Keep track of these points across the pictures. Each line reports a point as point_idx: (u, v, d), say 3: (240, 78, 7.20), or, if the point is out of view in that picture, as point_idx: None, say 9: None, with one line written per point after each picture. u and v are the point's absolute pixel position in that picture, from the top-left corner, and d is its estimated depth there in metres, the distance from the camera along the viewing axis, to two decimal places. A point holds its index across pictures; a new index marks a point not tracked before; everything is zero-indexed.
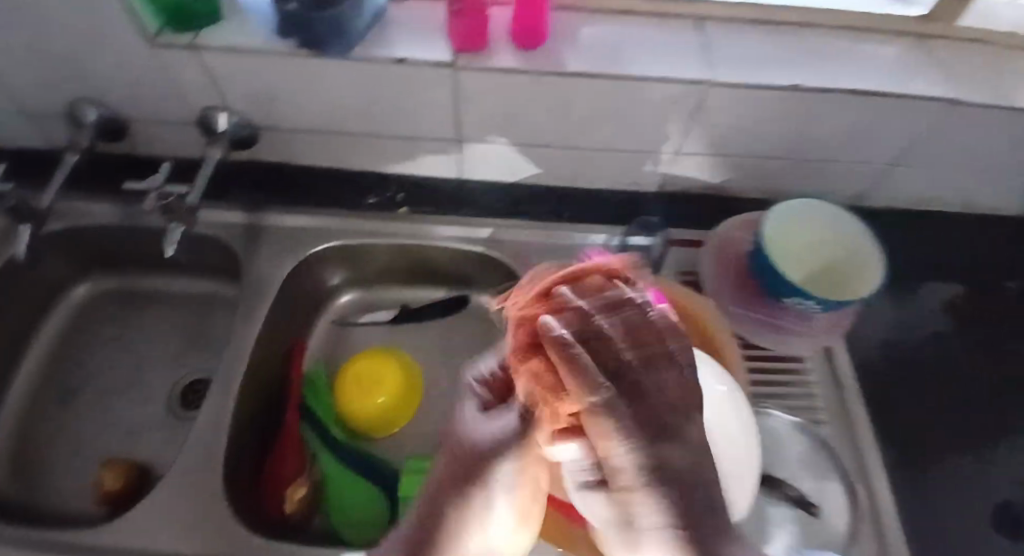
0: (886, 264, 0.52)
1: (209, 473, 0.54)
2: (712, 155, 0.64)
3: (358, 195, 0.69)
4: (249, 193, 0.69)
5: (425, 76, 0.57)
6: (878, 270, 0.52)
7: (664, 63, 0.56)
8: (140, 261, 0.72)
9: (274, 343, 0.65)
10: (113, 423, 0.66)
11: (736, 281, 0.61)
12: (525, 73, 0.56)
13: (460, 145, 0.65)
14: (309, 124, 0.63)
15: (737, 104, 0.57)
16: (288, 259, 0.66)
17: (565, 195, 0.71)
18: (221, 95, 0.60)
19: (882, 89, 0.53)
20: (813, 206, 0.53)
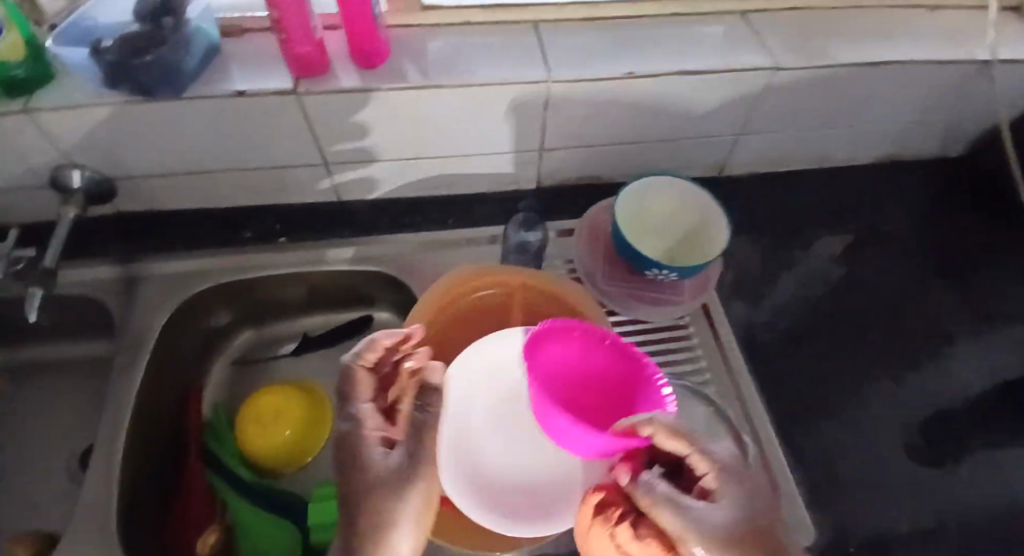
0: (730, 227, 0.56)
1: (102, 533, 0.51)
2: (572, 147, 0.68)
3: (235, 232, 0.68)
4: (121, 245, 0.67)
5: (270, 107, 0.56)
6: (724, 234, 0.55)
7: (504, 67, 0.59)
8: (21, 331, 0.70)
9: (169, 391, 0.64)
10: (11, 500, 0.64)
11: (609, 262, 0.65)
12: (369, 92, 0.56)
13: (330, 169, 0.66)
14: (169, 168, 0.62)
15: (579, 97, 0.61)
16: (166, 306, 0.64)
17: (448, 202, 0.72)
18: (66, 154, 0.58)
19: (704, 67, 0.60)
20: (659, 182, 0.57)
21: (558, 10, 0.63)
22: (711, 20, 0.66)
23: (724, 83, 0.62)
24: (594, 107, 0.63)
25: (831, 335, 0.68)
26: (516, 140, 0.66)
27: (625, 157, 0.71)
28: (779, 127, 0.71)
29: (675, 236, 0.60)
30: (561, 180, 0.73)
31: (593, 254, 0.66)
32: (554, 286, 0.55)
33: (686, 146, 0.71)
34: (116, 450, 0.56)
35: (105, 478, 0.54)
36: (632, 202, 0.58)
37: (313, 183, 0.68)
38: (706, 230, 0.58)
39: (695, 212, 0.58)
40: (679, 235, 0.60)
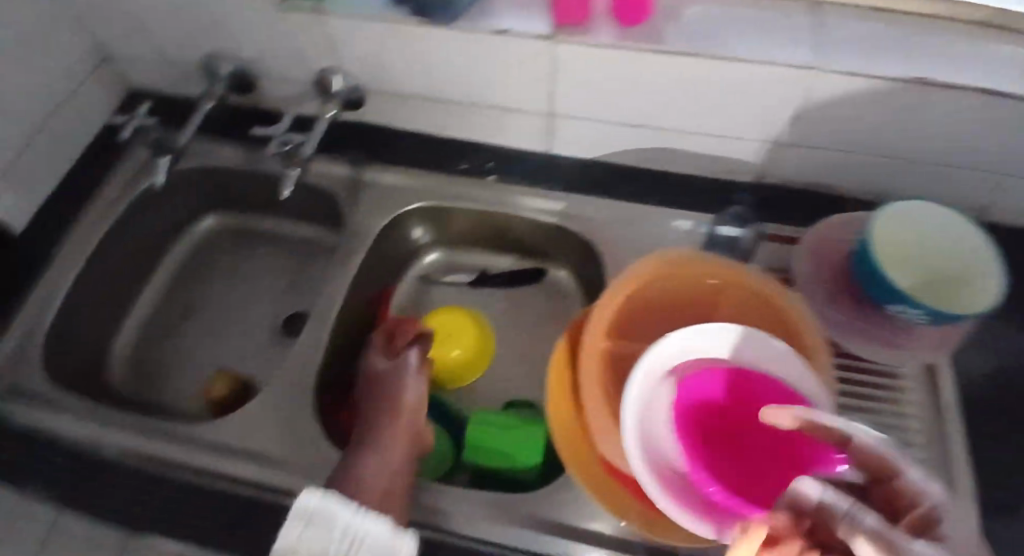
0: (1005, 281, 0.49)
1: (302, 395, 0.59)
2: (811, 148, 0.61)
3: (451, 161, 0.72)
4: (353, 150, 0.74)
5: (525, 48, 0.57)
6: (997, 287, 0.49)
7: (771, 46, 0.54)
8: (256, 204, 0.80)
9: (366, 290, 0.70)
10: (223, 341, 0.74)
11: (834, 283, 0.59)
12: (622, 49, 0.55)
13: (552, 120, 0.66)
14: (413, 89, 0.66)
15: (846, 96, 0.54)
16: (383, 215, 0.70)
17: (654, 177, 0.70)
18: (337, 59, 0.64)
19: (1017, 88, 0.51)
20: (928, 212, 0.52)
21: None
22: None
23: None
24: (858, 109, 0.55)
25: None
26: (751, 128, 0.61)
27: (866, 173, 0.63)
28: None
29: (935, 273, 0.52)
30: (783, 181, 0.67)
31: (818, 271, 0.60)
32: (770, 292, 0.51)
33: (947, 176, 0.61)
34: (323, 328, 0.63)
35: (309, 349, 0.61)
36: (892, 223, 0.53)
37: (531, 131, 0.69)
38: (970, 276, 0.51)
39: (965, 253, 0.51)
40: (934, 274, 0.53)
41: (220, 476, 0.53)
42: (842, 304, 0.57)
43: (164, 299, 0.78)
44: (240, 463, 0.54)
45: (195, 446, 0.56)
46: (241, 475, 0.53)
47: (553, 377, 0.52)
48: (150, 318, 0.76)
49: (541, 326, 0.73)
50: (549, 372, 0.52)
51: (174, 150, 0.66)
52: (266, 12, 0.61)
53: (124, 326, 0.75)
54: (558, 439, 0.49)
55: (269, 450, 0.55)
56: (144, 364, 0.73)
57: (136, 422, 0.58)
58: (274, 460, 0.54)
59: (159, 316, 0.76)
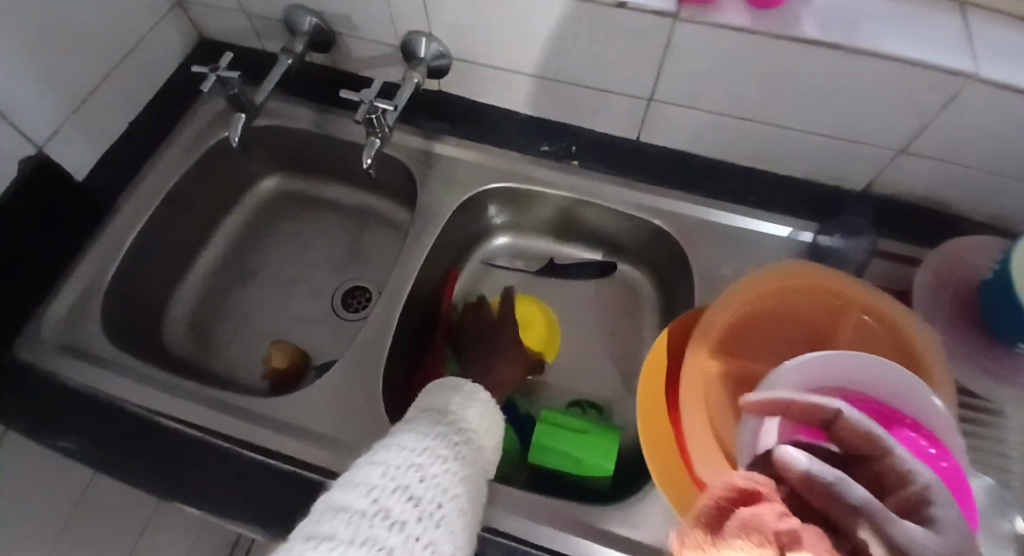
0: None
1: (368, 377, 0.56)
2: (943, 162, 0.56)
3: (533, 142, 0.68)
4: (431, 122, 0.70)
5: (641, 26, 0.52)
6: None
7: (923, 46, 0.48)
8: (321, 170, 0.77)
9: (434, 271, 0.66)
10: (280, 310, 0.72)
11: (951, 311, 0.54)
12: (751, 35, 0.50)
13: (651, 106, 0.61)
14: (505, 61, 0.61)
15: (1001, 108, 0.48)
16: (458, 193, 0.67)
17: (753, 178, 0.65)
18: (430, 24, 0.60)
19: None
20: None
21: None
22: None
23: None
24: (1012, 124, 0.50)
25: None
26: (876, 134, 0.55)
27: (997, 195, 0.57)
28: None
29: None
30: (899, 194, 0.61)
31: (934, 298, 0.55)
32: (896, 318, 0.46)
33: None
34: (392, 311, 0.59)
35: (377, 331, 0.58)
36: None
37: (625, 117, 0.64)
38: None
39: None
40: None
41: (283, 458, 0.51)
42: (963, 337, 0.52)
43: (221, 260, 0.75)
44: (305, 446, 0.52)
45: (258, 420, 0.54)
46: (306, 459, 0.51)
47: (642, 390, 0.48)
48: (207, 280, 0.74)
49: (611, 325, 0.69)
50: (639, 385, 0.48)
51: (253, 110, 0.64)
52: None
53: (181, 285, 0.73)
54: (649, 459, 0.45)
55: (333, 432, 0.53)
56: (200, 326, 0.71)
57: (196, 390, 0.56)
58: (338, 444, 0.52)
59: (216, 278, 0.74)
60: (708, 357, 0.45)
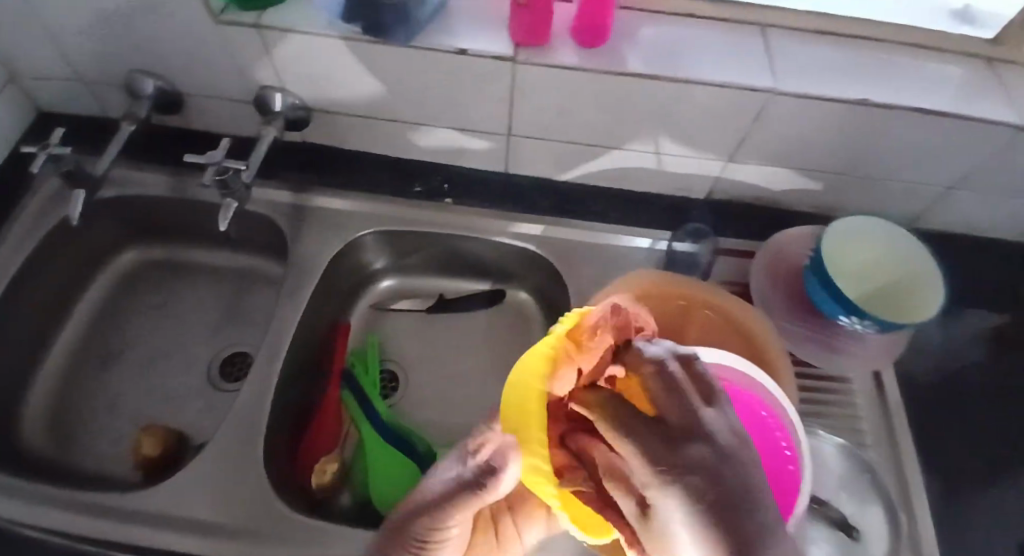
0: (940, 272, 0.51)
1: (249, 446, 0.53)
2: (764, 166, 0.63)
3: (406, 184, 0.69)
4: (297, 173, 0.69)
5: (484, 68, 0.56)
6: (933, 281, 0.51)
7: (728, 69, 0.55)
8: (187, 233, 0.74)
9: (317, 323, 0.65)
10: (152, 388, 0.67)
11: (789, 293, 0.60)
12: (582, 71, 0.55)
13: (510, 140, 0.65)
14: (364, 109, 0.63)
15: (797, 116, 0.56)
16: (334, 241, 0.66)
17: (613, 196, 0.70)
18: (280, 77, 0.60)
19: (947, 110, 0.55)
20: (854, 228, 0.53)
21: (790, 18, 0.59)
22: (950, 61, 0.60)
23: (959, 131, 0.56)
24: (809, 128, 0.58)
25: (1005, 430, 0.61)
26: (707, 147, 0.62)
27: (814, 188, 0.65)
28: (1001, 190, 0.63)
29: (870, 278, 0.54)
30: (737, 196, 0.68)
31: (773, 284, 0.60)
32: (737, 309, 0.52)
33: (884, 190, 0.65)
34: (272, 372, 0.58)
35: (258, 395, 0.56)
36: (831, 249, 0.53)
37: (489, 151, 0.67)
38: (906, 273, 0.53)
39: (895, 255, 0.53)
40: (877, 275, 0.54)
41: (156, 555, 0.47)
42: (799, 316, 0.58)
43: (81, 344, 0.69)
44: (181, 537, 0.48)
45: (124, 516, 0.49)
46: (186, 549, 0.47)
47: None
48: (65, 368, 0.68)
49: (503, 350, 0.71)
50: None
51: (94, 182, 0.60)
52: (198, 24, 0.55)
53: (36, 380, 0.66)
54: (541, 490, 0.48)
55: (213, 512, 0.50)
56: (59, 421, 0.64)
57: (47, 497, 0.50)
58: (219, 526, 0.49)
59: (76, 365, 0.68)
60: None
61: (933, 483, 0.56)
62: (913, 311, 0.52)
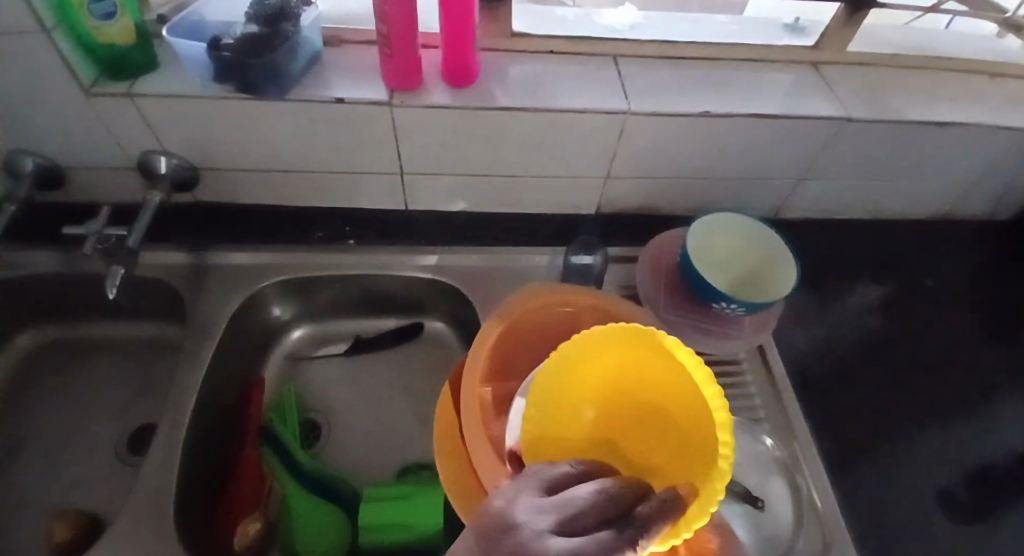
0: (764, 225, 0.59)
1: (160, 514, 0.52)
2: (640, 177, 0.69)
3: (306, 230, 0.71)
4: (193, 234, 0.69)
5: (363, 114, 0.58)
6: (766, 234, 0.59)
7: (587, 96, 0.61)
8: (85, 308, 0.71)
9: (227, 382, 0.64)
10: (56, 473, 0.63)
11: (670, 289, 0.65)
12: (455, 109, 0.58)
13: (403, 179, 0.67)
14: (254, 165, 0.64)
15: (655, 130, 0.62)
16: (235, 296, 0.66)
17: (511, 220, 0.73)
18: (161, 141, 0.60)
19: (781, 111, 0.62)
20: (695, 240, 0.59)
21: (638, 47, 0.66)
22: (783, 68, 0.68)
23: (795, 128, 0.63)
24: (668, 141, 0.64)
25: (882, 386, 0.68)
26: (586, 166, 0.67)
27: (687, 191, 0.72)
28: (844, 176, 0.72)
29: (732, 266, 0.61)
30: (623, 208, 0.74)
31: (655, 282, 0.66)
32: (624, 311, 0.55)
33: (748, 187, 0.72)
34: (179, 434, 0.56)
35: (166, 460, 0.55)
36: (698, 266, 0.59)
37: (385, 190, 0.69)
38: (746, 244, 0.60)
39: (731, 239, 0.61)
40: (734, 261, 0.61)
41: None
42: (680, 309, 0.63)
43: None
44: None
45: None
46: None
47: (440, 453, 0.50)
48: None
49: (422, 381, 0.73)
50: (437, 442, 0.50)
51: None
52: (68, 99, 0.55)
53: None
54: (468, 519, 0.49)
55: None
56: None
57: None
58: None
59: None
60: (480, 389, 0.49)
61: (824, 443, 0.62)
62: (775, 261, 0.59)
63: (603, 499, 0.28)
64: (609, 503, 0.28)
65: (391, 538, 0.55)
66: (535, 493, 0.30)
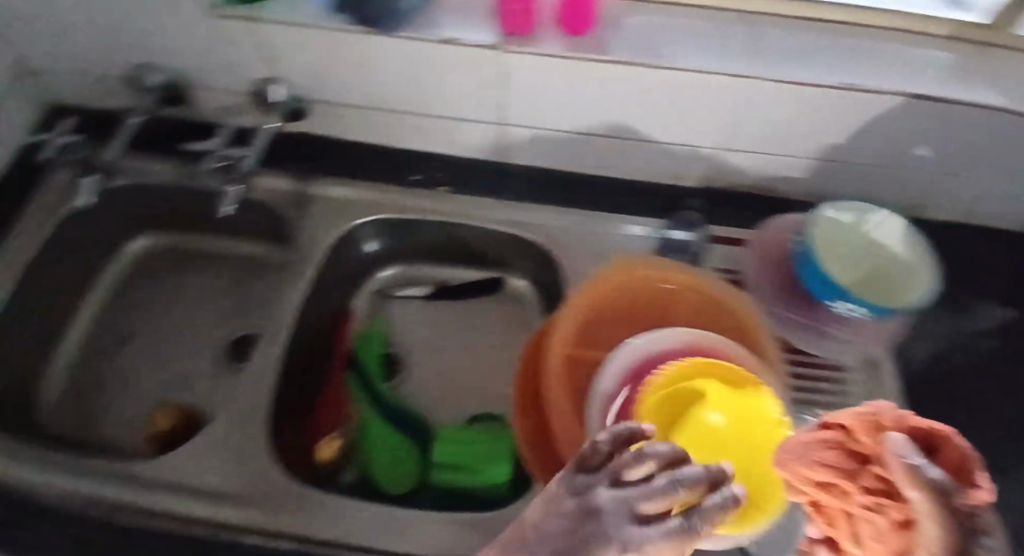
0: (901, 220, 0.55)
1: (253, 423, 0.56)
2: (753, 152, 0.63)
3: (402, 172, 0.71)
4: (296, 163, 0.71)
5: (469, 57, 0.57)
6: (899, 228, 0.54)
7: (710, 56, 0.56)
8: (194, 222, 0.76)
9: (318, 309, 0.67)
10: (163, 367, 0.70)
11: (779, 279, 0.61)
12: (565, 59, 0.55)
13: (501, 129, 0.65)
14: (359, 99, 0.64)
15: (780, 99, 0.56)
16: (332, 230, 0.68)
17: (608, 183, 0.70)
18: (277, 68, 0.61)
19: (932, 94, 0.55)
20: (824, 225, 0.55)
21: (775, 5, 0.59)
22: (941, 44, 0.59)
23: (944, 114, 0.56)
24: (794, 115, 0.58)
25: None
26: (696, 134, 0.62)
27: (806, 173, 0.65)
28: (999, 174, 0.62)
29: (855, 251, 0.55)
30: (729, 184, 0.68)
31: (764, 269, 0.62)
32: (725, 295, 0.52)
33: (879, 176, 0.64)
34: (274, 348, 0.60)
35: (260, 372, 0.59)
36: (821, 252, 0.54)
37: (483, 139, 0.68)
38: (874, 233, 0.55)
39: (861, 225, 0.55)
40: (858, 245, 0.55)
41: (162, 518, 0.50)
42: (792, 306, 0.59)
43: (96, 327, 0.72)
44: (189, 502, 0.51)
45: (139, 485, 0.53)
46: (192, 516, 0.50)
47: (520, 409, 0.51)
48: (79, 350, 0.71)
49: (498, 336, 0.73)
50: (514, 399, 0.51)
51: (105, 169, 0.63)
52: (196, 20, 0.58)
53: (49, 360, 0.69)
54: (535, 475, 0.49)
55: (221, 482, 0.53)
56: (74, 399, 0.67)
57: (68, 464, 0.54)
58: (227, 493, 0.52)
59: (90, 347, 0.71)
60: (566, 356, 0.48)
61: None
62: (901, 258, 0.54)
63: (684, 498, 0.25)
64: (681, 513, 0.25)
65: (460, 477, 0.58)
66: (605, 487, 0.28)
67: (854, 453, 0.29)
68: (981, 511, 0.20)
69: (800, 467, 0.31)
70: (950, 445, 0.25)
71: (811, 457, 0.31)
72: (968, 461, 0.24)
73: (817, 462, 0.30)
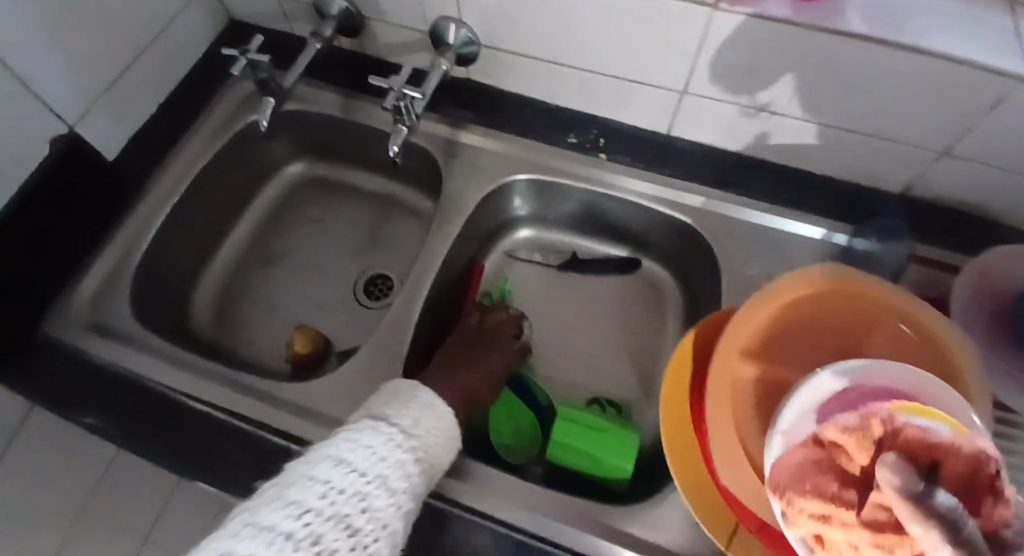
0: None
1: (388, 368, 0.56)
2: (988, 169, 0.53)
3: (560, 134, 0.67)
4: (456, 109, 0.69)
5: (680, 15, 0.49)
6: None
7: (976, 43, 0.45)
8: (348, 154, 0.77)
9: (456, 263, 0.66)
10: (302, 292, 0.73)
11: (989, 319, 0.53)
12: (795, 26, 0.46)
13: (681, 97, 0.59)
14: (534, 50, 0.60)
15: None
16: (480, 185, 0.67)
17: (788, 176, 0.62)
18: (459, 11, 0.58)
19: None
20: None
21: None
22: None
23: None
24: None
25: None
26: (925, 133, 0.52)
27: None
28: None
29: None
30: (940, 197, 0.58)
31: (973, 306, 0.54)
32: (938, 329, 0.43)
33: None
34: (416, 295, 0.60)
35: (399, 319, 0.59)
36: None
37: (656, 109, 0.62)
38: None
39: None
40: None
41: (301, 443, 0.52)
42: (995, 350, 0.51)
43: (247, 242, 0.76)
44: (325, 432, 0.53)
45: (281, 406, 0.55)
46: None
47: (669, 407, 0.47)
48: (230, 263, 0.75)
49: (629, 321, 0.69)
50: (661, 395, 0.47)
51: (282, 95, 0.64)
52: None
53: (206, 267, 0.73)
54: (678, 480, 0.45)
55: None
56: (223, 308, 0.72)
57: (220, 374, 0.57)
58: None
59: (240, 262, 0.75)
60: (737, 365, 0.43)
61: None
62: None
63: None
64: None
65: (574, 460, 0.55)
66: None
67: (854, 476, 0.24)
68: (999, 529, 0.18)
69: (798, 498, 0.26)
70: (951, 454, 0.21)
71: (808, 482, 0.26)
72: (984, 467, 0.20)
73: (811, 489, 0.25)
